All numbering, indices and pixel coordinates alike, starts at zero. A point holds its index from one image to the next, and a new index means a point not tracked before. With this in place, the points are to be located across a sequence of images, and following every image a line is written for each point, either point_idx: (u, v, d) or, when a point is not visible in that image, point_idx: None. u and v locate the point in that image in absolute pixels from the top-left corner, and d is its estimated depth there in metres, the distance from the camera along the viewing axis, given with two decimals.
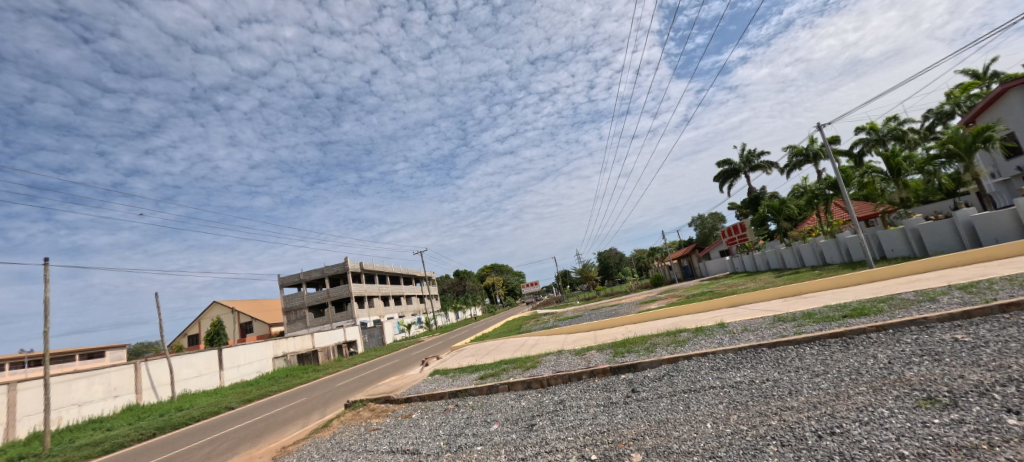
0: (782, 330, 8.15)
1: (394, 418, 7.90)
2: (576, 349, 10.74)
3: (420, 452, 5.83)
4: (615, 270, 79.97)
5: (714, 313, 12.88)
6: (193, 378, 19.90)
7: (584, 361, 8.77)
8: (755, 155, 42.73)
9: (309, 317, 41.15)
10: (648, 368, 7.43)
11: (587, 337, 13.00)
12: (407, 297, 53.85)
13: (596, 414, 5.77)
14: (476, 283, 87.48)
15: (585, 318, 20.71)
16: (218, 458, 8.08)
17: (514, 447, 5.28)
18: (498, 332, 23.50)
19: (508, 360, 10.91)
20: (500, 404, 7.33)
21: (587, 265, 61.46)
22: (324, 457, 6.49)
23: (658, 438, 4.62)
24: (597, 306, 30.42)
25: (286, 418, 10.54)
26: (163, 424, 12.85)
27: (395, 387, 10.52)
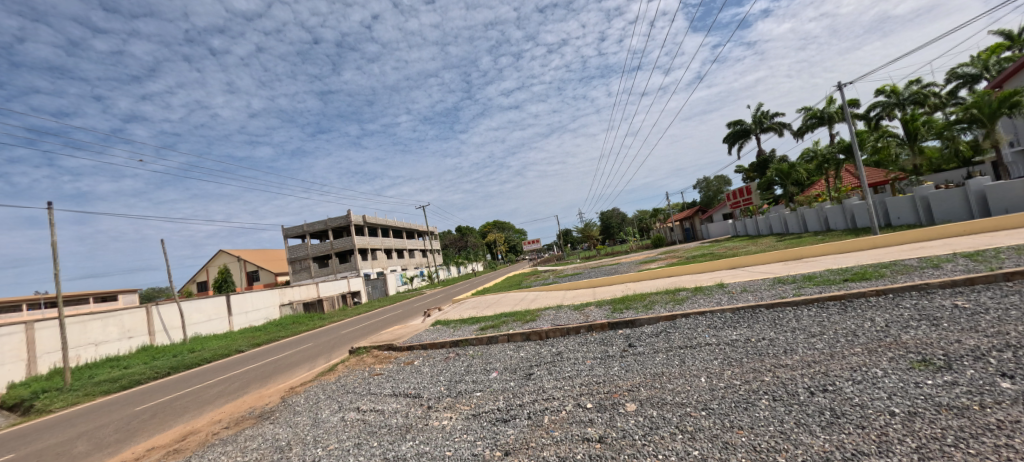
0: (781, 291, 8.23)
1: (397, 364, 8.19)
2: (575, 304, 10.96)
3: (422, 396, 6.08)
4: (616, 230, 80.23)
5: (714, 274, 13.00)
6: (203, 322, 20.61)
7: (583, 316, 8.96)
8: (768, 117, 41.24)
9: (314, 267, 41.94)
10: (646, 324, 7.56)
11: (586, 294, 13.22)
12: (410, 251, 54.56)
13: (592, 366, 5.92)
14: (478, 240, 88.23)
15: (584, 275, 21.00)
16: (230, 396, 8.48)
17: (513, 394, 5.48)
18: (498, 287, 23.97)
19: (508, 313, 11.19)
20: (500, 354, 7.56)
21: (589, 224, 61.50)
22: (331, 397, 6.80)
23: (652, 390, 4.77)
24: (597, 265, 30.84)
25: (294, 362, 10.97)
26: (177, 364, 13.47)
27: (398, 336, 10.85)
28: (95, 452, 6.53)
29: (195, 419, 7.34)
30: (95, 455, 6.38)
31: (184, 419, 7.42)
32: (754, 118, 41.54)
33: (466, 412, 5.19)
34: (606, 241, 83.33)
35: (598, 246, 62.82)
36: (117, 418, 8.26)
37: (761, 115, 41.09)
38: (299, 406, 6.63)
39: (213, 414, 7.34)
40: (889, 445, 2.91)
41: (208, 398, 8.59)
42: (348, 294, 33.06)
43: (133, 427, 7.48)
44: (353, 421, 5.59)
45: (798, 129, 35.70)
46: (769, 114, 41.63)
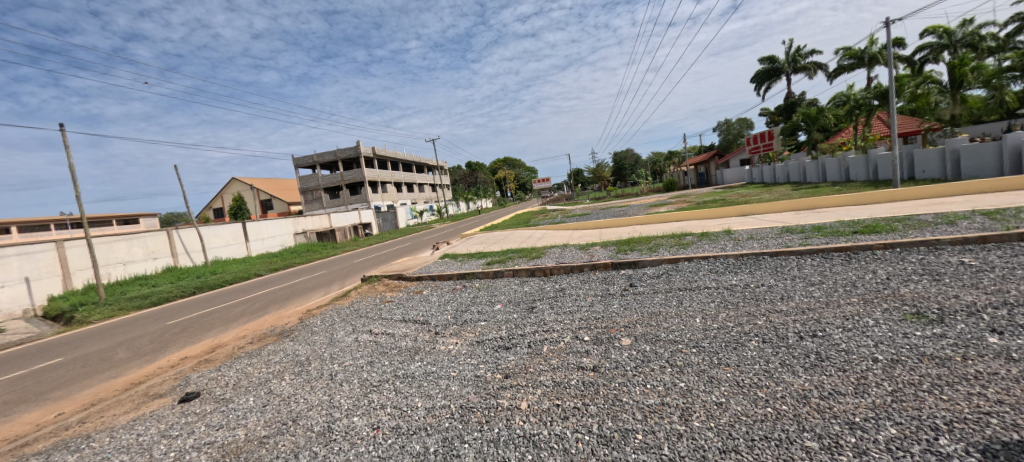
0: (787, 240, 8.25)
1: (406, 292, 8.64)
2: (580, 243, 11.14)
3: (430, 323, 6.47)
4: (628, 172, 78.40)
5: (722, 220, 12.92)
6: (222, 246, 21.49)
7: (587, 255, 9.16)
8: (803, 55, 38.03)
9: (325, 198, 42.49)
10: (649, 265, 7.72)
11: (592, 234, 13.32)
12: (420, 186, 54.52)
13: (593, 303, 6.18)
14: (488, 177, 87.43)
15: (593, 216, 21.01)
16: (252, 315, 9.11)
17: (515, 324, 5.81)
18: (506, 224, 24.21)
19: (514, 250, 11.48)
20: (505, 287, 7.90)
21: (601, 165, 59.92)
22: (344, 320, 7.26)
23: (647, 327, 5.00)
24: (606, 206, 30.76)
25: (309, 287, 11.60)
26: (201, 284, 14.33)
27: (408, 267, 11.32)
28: (135, 359, 7.24)
29: (221, 334, 7.99)
30: (134, 362, 7.07)
31: (211, 334, 8.06)
32: (787, 56, 38.37)
33: (470, 339, 5.54)
34: (616, 183, 81.99)
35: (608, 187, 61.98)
36: (151, 331, 9.00)
37: (797, 52, 37.93)
38: (316, 327, 7.13)
39: (239, 330, 7.96)
40: (866, 387, 3.10)
41: (232, 317, 9.25)
42: (360, 226, 33.88)
43: (165, 339, 8.17)
44: (366, 342, 6.03)
45: (833, 71, 33.17)
46: (805, 52, 38.31)
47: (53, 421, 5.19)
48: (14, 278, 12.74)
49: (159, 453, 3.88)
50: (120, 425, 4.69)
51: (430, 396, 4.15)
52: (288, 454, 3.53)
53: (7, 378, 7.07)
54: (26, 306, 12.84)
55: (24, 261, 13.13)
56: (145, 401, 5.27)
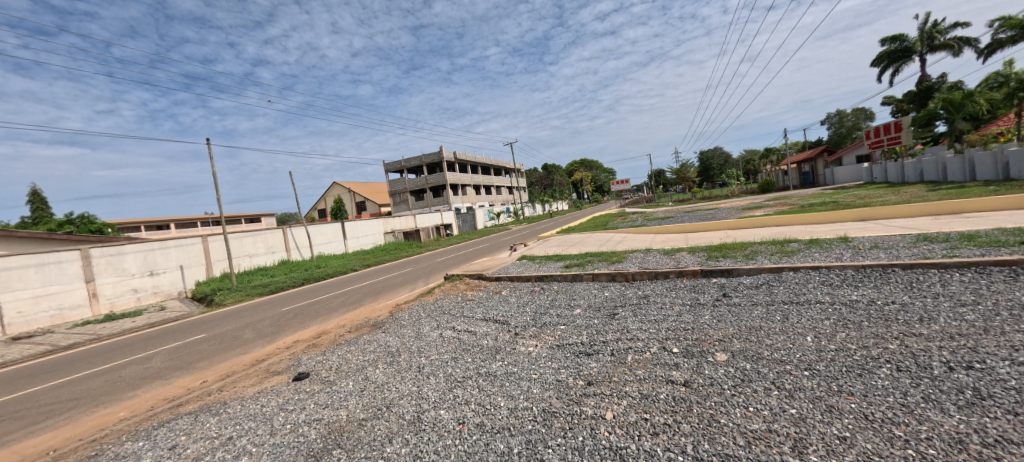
0: (926, 250, 6.91)
1: (486, 292, 8.89)
2: (665, 248, 10.50)
3: (509, 323, 6.55)
4: (716, 173, 72.38)
5: (834, 226, 11.29)
6: (325, 243, 24.11)
7: (674, 261, 8.59)
8: (942, 30, 31.86)
9: (410, 200, 45.63)
10: (746, 275, 6.99)
11: (678, 238, 12.54)
12: (496, 188, 55.96)
13: (680, 313, 5.74)
14: (564, 179, 86.89)
15: (677, 219, 19.71)
16: (349, 307, 10.05)
17: (595, 330, 5.63)
18: (583, 226, 23.76)
19: (593, 253, 11.22)
20: (584, 291, 7.73)
21: (685, 165, 56.09)
22: (429, 316, 7.67)
23: (747, 343, 4.48)
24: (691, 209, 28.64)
25: (398, 282, 12.52)
26: (308, 276, 16.21)
27: (487, 267, 11.61)
28: (258, 339, 8.41)
29: (325, 321, 8.93)
30: (258, 341, 8.20)
31: (317, 321, 9.06)
32: (920, 33, 32.45)
33: (550, 342, 5.50)
34: (702, 184, 76.10)
35: (693, 189, 57.91)
36: (270, 315, 10.40)
37: (933, 28, 31.94)
38: (404, 321, 7.63)
39: (340, 320, 8.83)
40: None
41: (334, 306, 10.32)
42: (442, 226, 35.75)
43: (280, 323, 9.36)
44: (449, 338, 6.29)
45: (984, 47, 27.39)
46: (945, 26, 32.06)
47: (200, 386, 6.25)
48: (172, 265, 15.63)
49: (278, 424, 4.42)
50: (249, 395, 5.46)
51: (512, 397, 4.17)
52: (383, 438, 3.79)
53: (170, 348, 8.67)
54: (180, 289, 15.74)
55: (180, 251, 16.00)
56: (267, 376, 6.07)
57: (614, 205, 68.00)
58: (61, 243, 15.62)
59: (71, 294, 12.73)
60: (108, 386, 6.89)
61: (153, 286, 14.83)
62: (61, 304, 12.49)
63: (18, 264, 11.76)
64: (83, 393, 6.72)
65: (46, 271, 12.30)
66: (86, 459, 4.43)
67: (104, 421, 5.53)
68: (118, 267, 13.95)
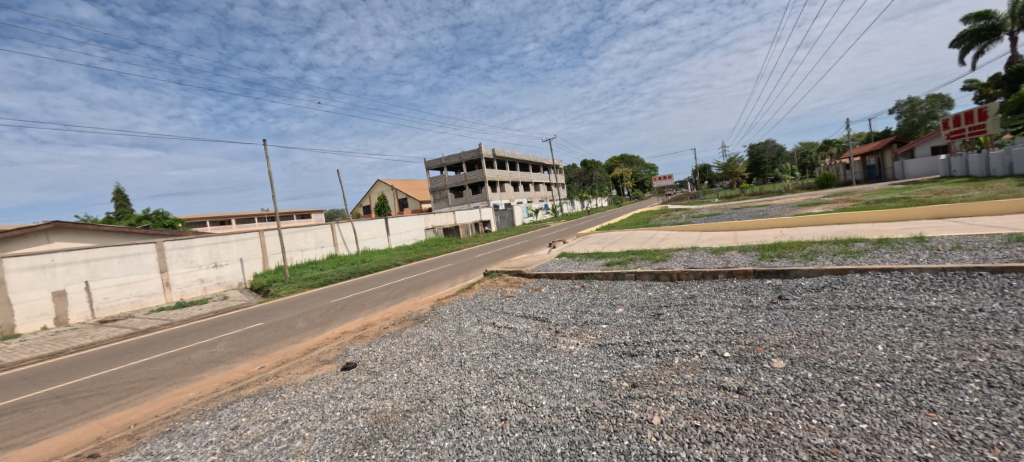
0: (1022, 253, 6.10)
1: (526, 288, 8.89)
2: (713, 247, 10.04)
3: (550, 321, 6.51)
4: (767, 167, 68.24)
5: (907, 225, 10.30)
6: (370, 238, 25.12)
7: (723, 260, 8.19)
8: None
9: (449, 197, 46.58)
10: (804, 276, 6.52)
11: (726, 237, 11.95)
12: (534, 185, 55.88)
13: (730, 315, 5.45)
14: (604, 175, 85.30)
15: (725, 216, 18.77)
16: (393, 300, 10.40)
17: (639, 331, 5.46)
18: (624, 223, 23.19)
19: (635, 251, 10.93)
20: (626, 290, 7.54)
21: (733, 160, 53.31)
22: (470, 311, 7.78)
23: (808, 350, 4.16)
24: (739, 206, 27.18)
25: (438, 278, 12.80)
26: (354, 270, 16.97)
27: (526, 263, 11.60)
28: (310, 328, 8.89)
29: (370, 314, 9.29)
30: (309, 331, 8.68)
31: (363, 313, 9.45)
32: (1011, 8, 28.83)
33: (592, 341, 5.40)
34: (751, 179, 72.00)
35: (742, 185, 54.90)
36: (320, 307, 10.97)
37: None
38: (445, 315, 7.79)
39: (384, 312, 9.16)
40: None
41: (378, 300, 10.73)
42: (481, 223, 36.17)
43: (329, 315, 9.85)
44: (490, 334, 6.35)
45: None
46: None
47: (258, 371, 6.69)
48: (234, 258, 16.87)
49: (329, 411, 4.64)
50: (302, 382, 5.78)
51: (554, 395, 4.14)
52: (427, 430, 3.88)
53: (232, 334, 9.38)
54: (240, 280, 16.97)
55: (240, 245, 17.21)
56: (318, 365, 6.40)
57: (656, 202, 65.88)
58: (141, 236, 17.32)
59: (149, 282, 14.07)
60: (179, 368, 7.55)
61: (216, 277, 16.10)
62: (140, 292, 13.84)
63: (105, 255, 13.14)
64: (158, 373, 7.41)
65: (127, 261, 13.65)
66: (161, 434, 4.86)
67: (175, 400, 6.06)
68: (187, 259, 15.24)
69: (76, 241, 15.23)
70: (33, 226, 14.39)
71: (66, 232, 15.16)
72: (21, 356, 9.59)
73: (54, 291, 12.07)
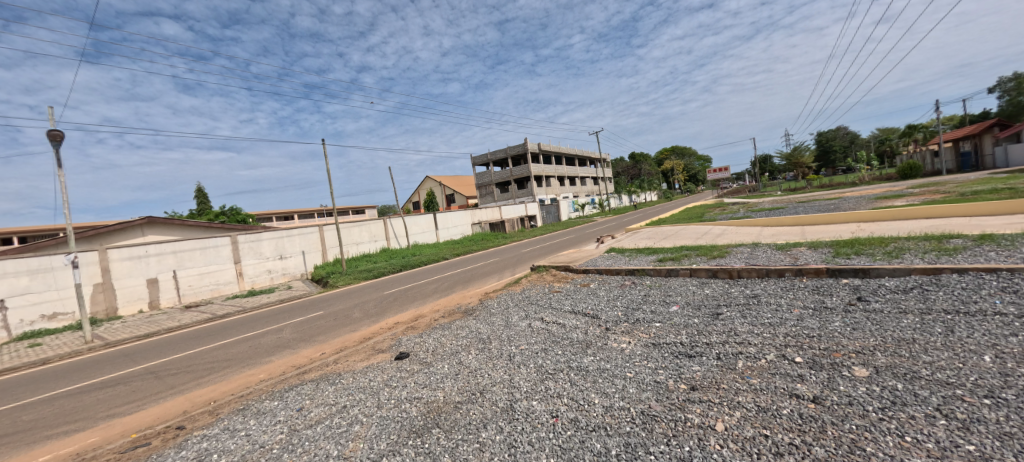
0: None
1: (574, 284, 8.78)
2: (779, 243, 9.37)
3: (600, 317, 6.38)
4: (837, 157, 62.40)
5: (1017, 219, 8.97)
6: (419, 233, 26.01)
7: (790, 258, 7.63)
8: None
9: (495, 192, 47.17)
10: (887, 276, 5.90)
11: (793, 232, 11.10)
12: (580, 179, 55.06)
13: (801, 317, 5.05)
14: (654, 168, 82.31)
15: (790, 210, 17.42)
16: (442, 293, 10.71)
17: (696, 331, 5.21)
18: (676, 218, 22.24)
19: (690, 247, 10.45)
20: (680, 288, 7.23)
21: (798, 149, 49.33)
22: (518, 305, 7.83)
23: (896, 358, 3.75)
24: (806, 199, 25.07)
25: (485, 272, 12.99)
26: (405, 263, 17.66)
27: (574, 259, 11.45)
28: (365, 318, 9.38)
29: (420, 306, 9.63)
30: (364, 321, 9.16)
31: (414, 305, 9.81)
32: None
33: (645, 340, 5.23)
34: (819, 170, 66.16)
35: (809, 176, 50.61)
36: (374, 298, 11.54)
37: None
38: (493, 309, 7.89)
39: (433, 305, 9.45)
40: None
41: (428, 292, 11.09)
42: (526, 218, 36.22)
43: (382, 305, 10.34)
44: (538, 329, 6.34)
45: None
46: None
47: (320, 357, 7.16)
48: (296, 251, 18.15)
49: (384, 398, 4.86)
50: (359, 369, 6.10)
51: (607, 394, 4.05)
52: (479, 423, 3.94)
53: (296, 321, 10.13)
54: (303, 271, 18.24)
55: (302, 239, 18.47)
56: (373, 354, 6.73)
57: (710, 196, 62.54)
58: (219, 230, 19.14)
59: (225, 272, 15.51)
60: (251, 351, 8.27)
61: (282, 268, 17.42)
62: (218, 280, 15.29)
63: (189, 246, 14.62)
64: (233, 355, 8.16)
65: (207, 252, 15.10)
66: (236, 411, 5.35)
67: (248, 381, 6.64)
68: (256, 251, 16.60)
69: (167, 234, 17.12)
70: (131, 221, 16.32)
71: (158, 226, 17.09)
72: (123, 335, 10.98)
73: (148, 279, 13.63)
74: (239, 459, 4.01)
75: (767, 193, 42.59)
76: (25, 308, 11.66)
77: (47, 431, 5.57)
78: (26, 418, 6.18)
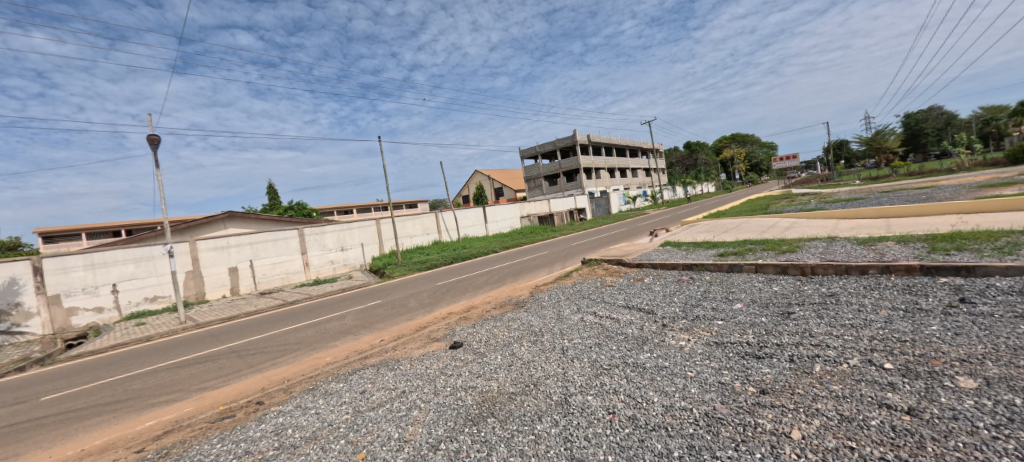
0: None
1: (627, 278, 8.58)
2: (861, 237, 8.52)
3: (656, 313, 6.19)
4: (931, 140, 55.13)
5: None
6: (470, 226, 26.58)
7: (876, 253, 6.91)
8: None
9: (544, 185, 47.07)
10: (998, 276, 5.16)
11: (879, 225, 10.02)
12: (632, 171, 53.31)
13: (889, 319, 4.58)
14: (712, 158, 77.76)
15: (874, 200, 15.68)
16: (493, 285, 10.90)
17: (765, 331, 4.90)
18: (737, 210, 20.87)
19: (755, 240, 9.80)
20: (744, 284, 6.83)
21: (881, 132, 44.23)
22: (569, 299, 7.81)
23: (1013, 369, 3.29)
24: (893, 188, 22.40)
25: (535, 265, 13.04)
26: (457, 255, 18.17)
27: (626, 252, 11.15)
28: (420, 308, 9.80)
29: (472, 297, 9.88)
30: (419, 310, 9.58)
31: (466, 296, 10.09)
32: None
33: (707, 338, 5.00)
34: (908, 156, 58.83)
35: (894, 163, 45.26)
36: (427, 288, 12.01)
37: None
38: (544, 302, 7.94)
39: (485, 296, 9.66)
40: None
41: (479, 284, 11.35)
42: (575, 211, 35.77)
43: (436, 296, 10.75)
44: (591, 323, 6.28)
45: None
46: None
47: (379, 343, 7.59)
48: (356, 243, 19.26)
49: (440, 385, 5.07)
50: (415, 356, 6.39)
51: (667, 393, 3.93)
52: (533, 414, 4.00)
53: (357, 309, 10.80)
54: (362, 262, 19.34)
55: (361, 232, 19.55)
56: (428, 342, 7.01)
57: (776, 186, 57.91)
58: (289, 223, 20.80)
59: (293, 262, 16.82)
60: (318, 335, 8.95)
61: (343, 259, 18.60)
62: (287, 270, 16.64)
63: (263, 238, 16.02)
64: (303, 339, 8.88)
65: (279, 244, 16.46)
66: (307, 391, 5.82)
67: (316, 363, 7.20)
68: (321, 243, 17.85)
69: (245, 226, 18.90)
70: (215, 215, 18.19)
71: (238, 219, 18.91)
72: (210, 317, 12.33)
73: (229, 267, 15.14)
74: (311, 435, 4.38)
75: (844, 182, 38.63)
76: (132, 291, 13.41)
77: (153, 400, 6.43)
78: (137, 387, 7.17)
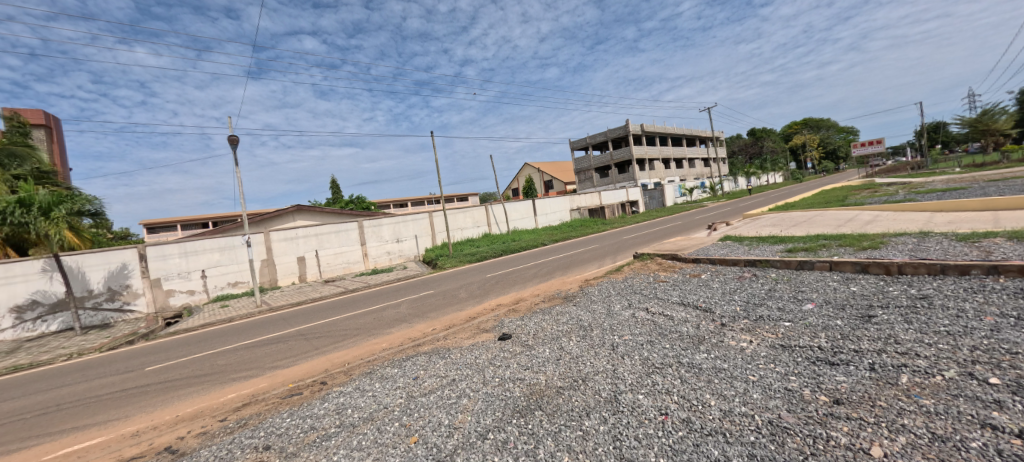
0: None
1: (682, 274, 8.24)
2: (964, 232, 7.49)
3: (714, 311, 5.90)
4: None
5: None
6: (519, 219, 26.76)
7: (984, 251, 6.04)
8: None
9: (595, 178, 46.18)
10: None
11: (989, 219, 8.74)
12: (688, 161, 50.65)
13: (997, 327, 4.01)
14: (780, 145, 71.75)
15: (981, 190, 13.65)
16: (542, 278, 10.92)
17: (841, 335, 4.49)
18: (809, 202, 19.13)
19: (831, 235, 8.97)
20: (816, 283, 6.30)
21: (991, 112, 38.35)
22: (619, 294, 7.65)
23: None
24: (1007, 175, 19.32)
25: (585, 258, 12.89)
26: (506, 248, 18.40)
27: (682, 247, 10.65)
28: (469, 299, 10.09)
29: (521, 290, 9.98)
30: (469, 301, 9.86)
31: (515, 289, 10.22)
32: None
33: (771, 341, 4.68)
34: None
35: (1007, 146, 39.11)
36: (477, 280, 12.31)
37: None
38: (594, 296, 7.84)
39: (534, 289, 9.72)
40: None
41: (528, 277, 11.44)
42: (626, 204, 34.71)
43: (485, 288, 10.99)
44: (643, 320, 6.11)
45: None
46: None
47: (432, 332, 7.91)
48: (410, 235, 20.11)
49: (489, 376, 5.20)
50: (465, 346, 6.60)
51: (725, 397, 3.75)
52: (582, 410, 3.99)
53: (411, 299, 11.34)
54: (415, 254, 20.17)
55: (414, 224, 20.37)
56: (478, 332, 7.20)
57: (857, 175, 52.27)
58: (350, 216, 22.17)
59: (352, 253, 17.92)
60: (375, 322, 9.53)
61: (398, 250, 19.52)
62: (348, 260, 17.77)
63: (326, 230, 17.21)
64: (362, 325, 9.49)
65: (340, 235, 17.60)
66: (365, 374, 6.23)
67: (373, 348, 7.67)
68: (378, 235, 18.86)
69: (311, 219, 20.42)
70: (286, 209, 19.83)
71: (306, 212, 20.46)
72: (281, 302, 13.53)
73: (298, 257, 16.45)
74: (368, 415, 4.70)
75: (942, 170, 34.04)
76: (217, 276, 15.02)
77: (234, 374, 7.21)
78: (221, 362, 8.08)
